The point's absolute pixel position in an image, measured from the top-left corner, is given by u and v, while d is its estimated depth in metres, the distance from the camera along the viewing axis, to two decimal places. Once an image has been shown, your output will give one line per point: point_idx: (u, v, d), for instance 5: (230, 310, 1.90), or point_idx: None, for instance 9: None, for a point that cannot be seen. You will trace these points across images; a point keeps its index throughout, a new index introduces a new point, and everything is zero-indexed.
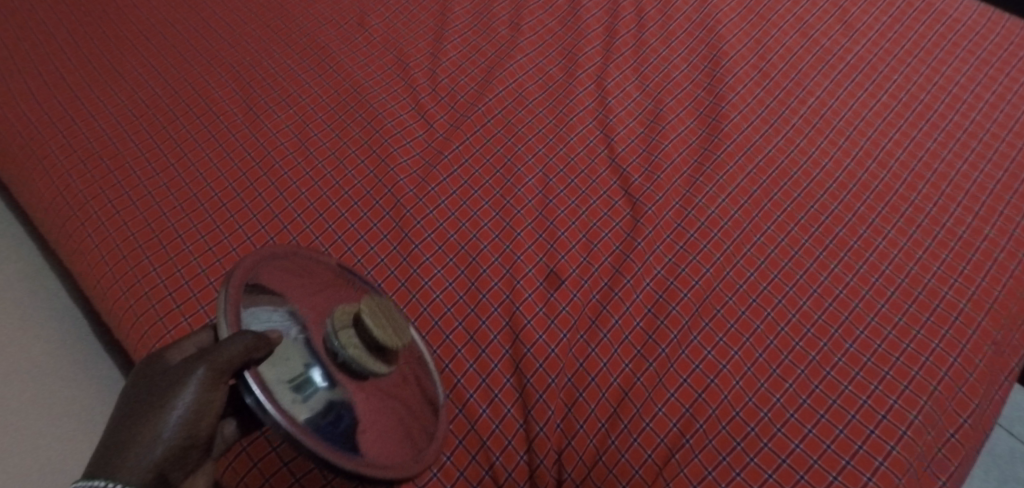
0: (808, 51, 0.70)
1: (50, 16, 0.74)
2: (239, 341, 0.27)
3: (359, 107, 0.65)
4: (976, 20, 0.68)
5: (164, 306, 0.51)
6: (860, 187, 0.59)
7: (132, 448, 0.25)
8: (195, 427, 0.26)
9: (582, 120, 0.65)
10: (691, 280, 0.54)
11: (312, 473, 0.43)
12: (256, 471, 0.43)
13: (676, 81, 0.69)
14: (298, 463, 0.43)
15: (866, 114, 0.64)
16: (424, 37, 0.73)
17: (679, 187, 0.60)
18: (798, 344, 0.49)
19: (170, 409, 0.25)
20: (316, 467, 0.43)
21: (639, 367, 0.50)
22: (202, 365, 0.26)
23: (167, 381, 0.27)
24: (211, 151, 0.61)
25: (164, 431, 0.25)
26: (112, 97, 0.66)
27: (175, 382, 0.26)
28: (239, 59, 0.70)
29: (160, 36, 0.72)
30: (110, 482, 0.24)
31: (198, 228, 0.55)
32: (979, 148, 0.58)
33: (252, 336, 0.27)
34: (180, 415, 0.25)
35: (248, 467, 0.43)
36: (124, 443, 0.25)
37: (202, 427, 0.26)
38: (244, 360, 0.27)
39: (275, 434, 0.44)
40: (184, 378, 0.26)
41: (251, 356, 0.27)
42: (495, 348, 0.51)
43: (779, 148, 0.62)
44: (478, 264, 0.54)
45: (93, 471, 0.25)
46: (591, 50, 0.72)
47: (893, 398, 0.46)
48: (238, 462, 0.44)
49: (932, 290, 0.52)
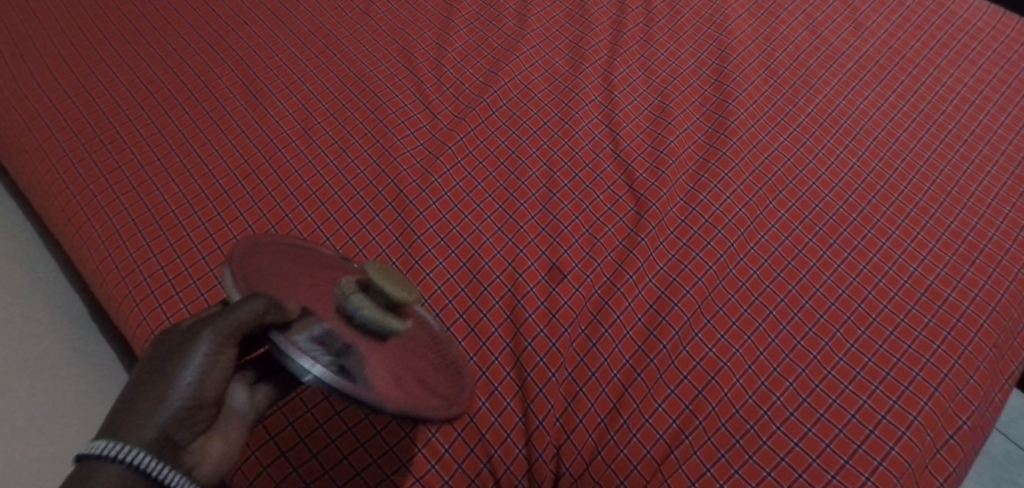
0: (831, 17, 0.67)
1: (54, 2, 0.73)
2: (253, 304, 0.26)
3: (357, 91, 0.63)
4: (986, 22, 0.65)
5: (161, 291, 0.51)
6: (874, 177, 0.56)
7: (138, 410, 0.23)
8: (210, 385, 0.24)
9: (588, 95, 0.62)
10: (694, 277, 0.51)
11: (346, 436, 0.45)
12: (291, 429, 0.45)
13: (681, 59, 0.64)
14: (333, 425, 0.45)
15: (890, 96, 0.60)
16: (430, 26, 0.69)
17: (683, 184, 0.57)
18: (799, 342, 0.47)
19: (184, 369, 0.24)
20: (350, 430, 0.45)
21: (641, 363, 0.48)
22: (215, 325, 0.25)
23: (178, 344, 0.25)
24: (207, 129, 0.61)
25: (174, 394, 0.23)
26: (113, 80, 0.65)
27: (189, 343, 0.25)
28: (242, 45, 0.67)
29: (163, 20, 0.70)
30: (116, 442, 0.21)
31: (198, 214, 0.55)
32: (986, 149, 0.57)
33: (266, 300, 0.26)
34: (193, 376, 0.24)
35: (282, 426, 0.45)
36: (132, 405, 0.23)
37: (209, 387, 0.24)
38: (258, 323, 0.26)
39: (313, 395, 0.46)
40: (197, 340, 0.25)
41: (264, 319, 0.26)
42: (496, 340, 0.49)
43: (802, 127, 0.59)
44: (480, 257, 0.53)
45: (101, 433, 0.22)
46: (599, 40, 0.66)
47: (894, 399, 0.44)
48: (271, 420, 0.45)
49: (935, 293, 0.50)
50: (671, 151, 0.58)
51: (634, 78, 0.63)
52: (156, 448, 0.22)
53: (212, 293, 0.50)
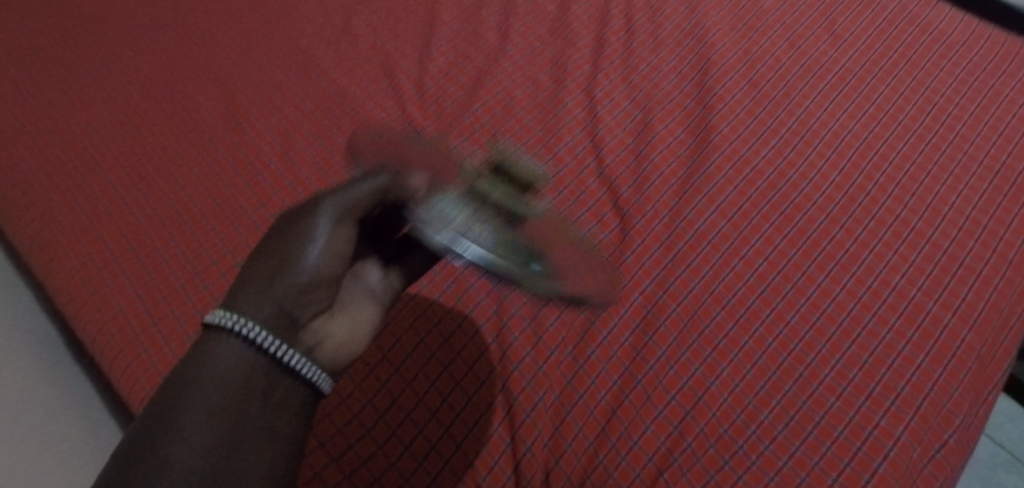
0: (810, 29, 0.67)
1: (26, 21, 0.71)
2: (372, 183, 0.29)
3: (338, 110, 0.62)
4: (961, 33, 0.66)
5: (136, 320, 0.49)
6: (855, 189, 0.56)
7: (269, 281, 0.25)
8: (332, 263, 0.27)
9: (571, 112, 0.62)
10: (680, 295, 0.51)
11: (379, 425, 0.45)
12: (326, 420, 0.46)
13: (663, 74, 0.64)
14: (366, 415, 0.46)
15: (869, 108, 0.61)
16: (411, 43, 0.68)
17: (668, 199, 0.56)
18: (786, 358, 0.47)
19: (308, 241, 0.26)
20: (383, 418, 0.46)
21: (628, 384, 0.47)
22: (334, 204, 0.28)
23: (297, 218, 0.28)
24: (185, 153, 0.59)
25: (304, 264, 0.26)
26: (88, 105, 0.63)
27: (309, 216, 0.27)
28: (221, 66, 0.66)
29: (138, 40, 0.69)
30: (246, 316, 0.24)
31: (175, 241, 0.54)
32: (964, 160, 0.58)
33: (386, 180, 0.30)
34: (317, 249, 0.26)
35: (317, 417, 0.46)
36: (262, 278, 0.26)
37: (339, 260, 0.28)
38: (375, 200, 0.29)
39: (344, 387, 0.47)
40: (316, 214, 0.27)
41: (382, 199, 0.29)
42: (483, 363, 0.48)
43: (784, 141, 0.59)
44: (465, 279, 0.52)
45: (229, 303, 0.25)
46: (581, 56, 0.66)
47: (881, 414, 0.45)
48: None
49: (918, 305, 0.50)
50: (656, 167, 0.58)
51: (616, 93, 0.63)
52: (280, 324, 0.25)
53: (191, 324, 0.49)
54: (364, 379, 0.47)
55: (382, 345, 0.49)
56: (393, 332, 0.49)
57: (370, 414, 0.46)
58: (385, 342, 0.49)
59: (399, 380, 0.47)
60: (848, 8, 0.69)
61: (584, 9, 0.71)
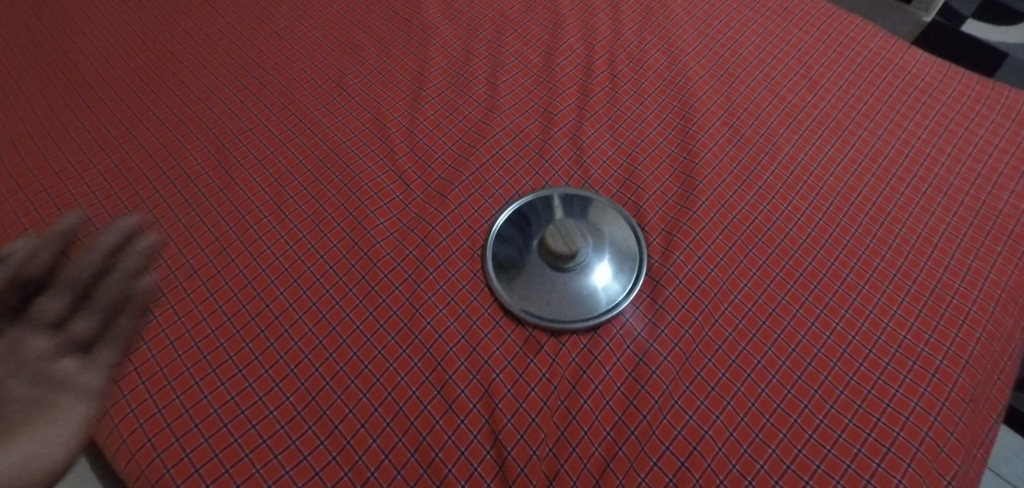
0: (788, 75, 0.69)
1: (25, 80, 0.73)
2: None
3: (330, 163, 0.64)
4: (934, 76, 0.68)
5: (128, 383, 0.50)
6: (840, 231, 0.57)
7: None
8: None
9: (558, 161, 0.63)
10: (671, 342, 0.52)
11: (396, 481, 0.46)
12: (335, 465, 0.47)
13: (647, 121, 0.66)
14: (383, 470, 0.47)
15: (849, 151, 0.62)
16: (402, 96, 0.70)
17: (656, 245, 0.57)
18: (779, 405, 0.48)
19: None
20: (399, 474, 0.47)
21: (621, 435, 0.48)
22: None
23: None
24: (178, 208, 0.61)
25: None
26: (84, 163, 0.65)
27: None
28: (215, 120, 0.68)
29: (133, 97, 0.71)
30: None
31: (168, 298, 0.55)
32: (945, 200, 0.59)
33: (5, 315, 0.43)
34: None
35: (326, 461, 0.47)
36: None
37: (10, 380, 0.40)
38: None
39: (359, 428, 0.48)
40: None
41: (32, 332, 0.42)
42: (474, 417, 0.49)
43: (767, 186, 0.60)
44: (456, 330, 0.53)
45: None
46: (566, 107, 0.68)
47: (877, 461, 0.46)
48: (316, 455, 0.47)
49: (909, 348, 0.51)
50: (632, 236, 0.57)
51: (602, 141, 0.65)
52: None
53: (187, 394, 0.49)
54: (356, 449, 0.48)
55: (371, 399, 0.50)
56: (382, 385, 0.50)
57: (367, 472, 0.47)
58: (377, 397, 0.50)
59: (393, 435, 0.48)
60: (824, 53, 0.71)
61: (569, 59, 0.72)
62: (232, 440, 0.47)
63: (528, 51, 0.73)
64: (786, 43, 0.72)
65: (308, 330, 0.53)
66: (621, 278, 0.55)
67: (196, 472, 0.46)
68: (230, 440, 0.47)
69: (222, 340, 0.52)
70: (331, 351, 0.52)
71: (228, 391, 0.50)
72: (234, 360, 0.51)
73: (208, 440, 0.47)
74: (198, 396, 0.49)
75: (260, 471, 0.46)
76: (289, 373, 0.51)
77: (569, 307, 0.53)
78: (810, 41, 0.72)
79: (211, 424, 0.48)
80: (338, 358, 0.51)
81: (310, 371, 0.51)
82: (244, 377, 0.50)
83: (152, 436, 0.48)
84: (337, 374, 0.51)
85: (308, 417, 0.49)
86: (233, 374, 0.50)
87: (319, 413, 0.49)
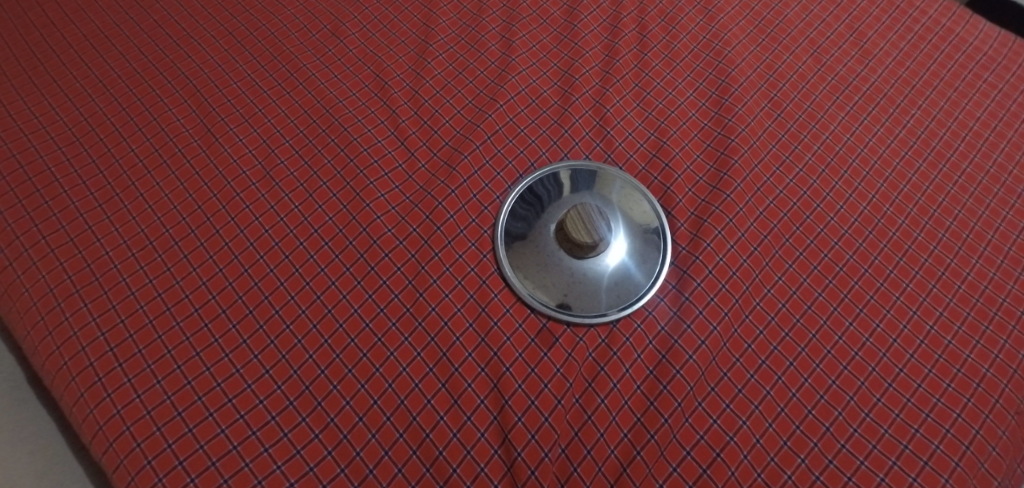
0: (835, 42, 0.62)
1: None
2: None
3: (325, 124, 0.57)
4: (997, 50, 0.62)
5: (103, 364, 0.46)
6: (885, 222, 0.52)
7: None
8: None
9: (579, 131, 0.57)
10: (697, 340, 0.47)
11: (398, 479, 0.43)
12: (330, 459, 0.43)
13: (679, 90, 0.60)
14: (383, 469, 0.43)
15: (900, 132, 0.57)
16: (407, 50, 0.63)
17: (686, 230, 0.53)
18: (811, 412, 0.45)
19: None
20: (401, 472, 0.43)
21: (640, 439, 0.44)
22: None
23: None
24: (156, 170, 0.55)
25: None
26: (48, 113, 0.58)
27: None
28: (195, 70, 0.61)
29: (104, 40, 0.63)
30: None
31: (145, 271, 0.50)
32: (1002, 192, 0.54)
33: None
34: None
35: (322, 455, 0.43)
36: None
37: None
38: None
39: (356, 424, 0.44)
40: None
41: None
42: (482, 413, 0.45)
43: (809, 168, 0.55)
44: (464, 317, 0.48)
45: None
46: (589, 71, 0.61)
47: (913, 475, 0.42)
48: (310, 450, 0.43)
49: (953, 354, 0.47)
50: (650, 209, 0.53)
51: (628, 110, 0.59)
52: None
53: (170, 379, 0.45)
54: (354, 443, 0.44)
55: (370, 390, 0.45)
56: (381, 376, 0.46)
57: (365, 471, 0.43)
58: (377, 389, 0.46)
59: (394, 430, 0.44)
60: (878, 20, 0.64)
61: (594, 15, 0.65)
62: (219, 431, 0.43)
63: (548, 4, 0.66)
64: (836, 6, 0.65)
65: (302, 312, 0.48)
66: (646, 266, 0.50)
67: (179, 465, 0.42)
68: (216, 431, 0.43)
69: (206, 320, 0.48)
70: (326, 337, 0.47)
71: (214, 376, 0.45)
72: (220, 344, 0.47)
73: (192, 430, 0.43)
74: (181, 381, 0.45)
75: (249, 465, 0.42)
76: (281, 359, 0.46)
77: (589, 298, 0.49)
78: (860, 5, 0.65)
79: (195, 413, 0.44)
80: (334, 344, 0.47)
81: (304, 357, 0.47)
82: (231, 363, 0.46)
83: (130, 424, 0.44)
84: (334, 362, 0.46)
85: (302, 408, 0.45)
86: (219, 359, 0.46)
87: (313, 404, 0.45)
